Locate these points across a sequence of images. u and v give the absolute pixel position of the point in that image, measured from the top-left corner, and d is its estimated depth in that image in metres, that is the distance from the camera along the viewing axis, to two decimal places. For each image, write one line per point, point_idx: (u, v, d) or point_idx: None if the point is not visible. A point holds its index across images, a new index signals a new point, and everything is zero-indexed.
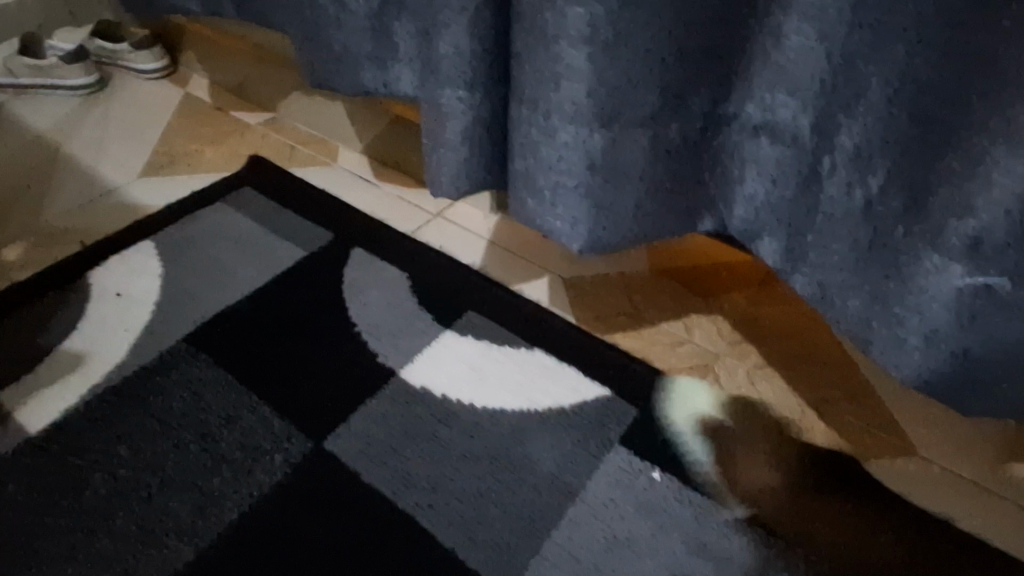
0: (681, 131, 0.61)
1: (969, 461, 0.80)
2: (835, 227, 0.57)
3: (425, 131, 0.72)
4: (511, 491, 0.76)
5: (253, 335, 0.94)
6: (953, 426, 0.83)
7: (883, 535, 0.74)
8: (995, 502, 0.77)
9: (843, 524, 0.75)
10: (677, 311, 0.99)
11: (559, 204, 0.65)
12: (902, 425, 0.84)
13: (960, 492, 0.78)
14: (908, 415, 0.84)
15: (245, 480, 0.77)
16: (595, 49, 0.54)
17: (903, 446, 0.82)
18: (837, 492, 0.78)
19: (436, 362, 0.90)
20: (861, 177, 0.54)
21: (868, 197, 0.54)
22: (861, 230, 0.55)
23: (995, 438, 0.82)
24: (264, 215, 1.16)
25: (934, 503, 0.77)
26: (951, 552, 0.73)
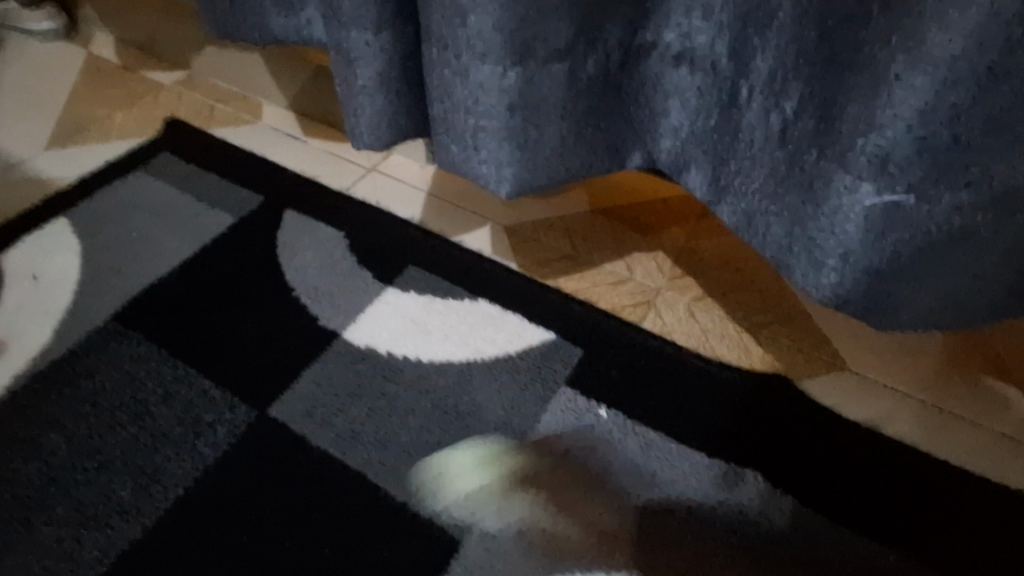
0: (600, 65, 0.59)
1: (897, 373, 0.84)
2: (755, 153, 0.58)
3: (339, 80, 0.68)
4: (461, 439, 0.77)
5: (185, 308, 0.90)
6: (882, 341, 0.87)
7: (818, 449, 0.78)
8: (921, 407, 0.82)
9: (781, 440, 0.79)
10: (618, 250, 0.99)
11: (481, 148, 0.63)
12: (834, 343, 0.87)
13: (889, 400, 0.82)
14: (841, 334, 0.88)
15: (189, 455, 0.75)
16: None
17: (836, 363, 0.86)
18: (775, 411, 0.81)
19: (379, 320, 0.89)
20: (776, 101, 0.54)
21: (784, 120, 0.54)
22: (779, 155, 0.56)
23: (922, 348, 0.86)
24: (187, 181, 1.10)
25: (865, 413, 0.81)
26: (879, 456, 0.78)
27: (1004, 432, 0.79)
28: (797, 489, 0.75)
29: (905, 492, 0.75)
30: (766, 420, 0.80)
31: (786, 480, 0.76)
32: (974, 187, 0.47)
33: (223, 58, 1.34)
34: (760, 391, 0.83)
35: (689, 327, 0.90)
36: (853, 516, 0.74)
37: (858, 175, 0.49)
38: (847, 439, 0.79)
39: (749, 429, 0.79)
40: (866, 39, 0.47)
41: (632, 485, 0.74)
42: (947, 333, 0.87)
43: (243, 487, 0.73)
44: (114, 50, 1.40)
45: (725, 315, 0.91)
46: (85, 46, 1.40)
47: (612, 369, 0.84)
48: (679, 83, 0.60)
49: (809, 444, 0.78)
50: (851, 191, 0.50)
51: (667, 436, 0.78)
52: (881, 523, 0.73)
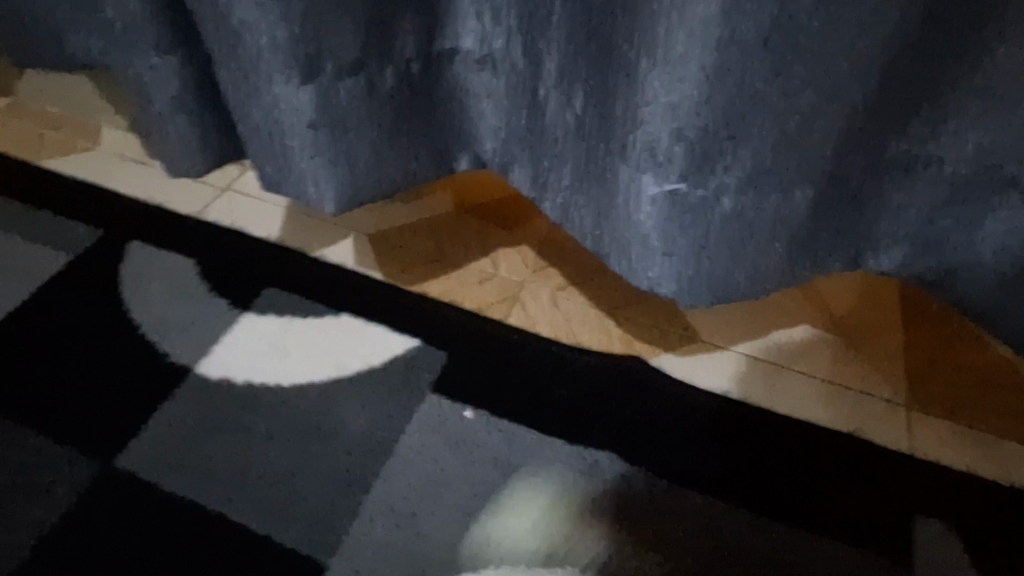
0: (399, 74, 0.59)
1: (765, 347, 0.90)
2: (561, 148, 0.60)
3: (140, 108, 0.65)
4: (326, 460, 0.75)
5: (16, 360, 0.83)
6: (751, 319, 0.92)
7: (684, 428, 0.82)
8: (776, 373, 0.87)
9: (649, 425, 0.82)
10: (483, 248, 1.00)
11: (294, 167, 0.62)
12: (699, 323, 0.92)
13: (748, 372, 0.87)
14: (707, 315, 0.93)
15: (23, 522, 0.70)
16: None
17: (709, 344, 0.90)
18: (653, 397, 0.84)
19: (235, 348, 0.85)
20: (568, 100, 0.56)
21: (578, 116, 0.57)
22: (579, 151, 0.58)
23: (787, 321, 0.92)
24: (15, 222, 1.01)
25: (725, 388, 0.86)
26: (755, 430, 0.82)
27: (849, 384, 0.86)
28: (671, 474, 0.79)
29: (764, 458, 0.80)
30: (632, 406, 0.84)
31: (656, 463, 0.79)
32: (736, 170, 0.51)
33: (50, 82, 1.24)
34: (637, 377, 0.86)
35: (554, 318, 0.92)
36: (734, 492, 0.78)
37: (638, 167, 0.53)
38: (707, 414, 0.83)
39: (616, 417, 0.83)
40: (624, 39, 0.51)
41: (501, 482, 0.76)
42: (807, 304, 0.94)
43: (88, 548, 0.68)
44: None
45: (588, 303, 0.94)
46: None
47: (481, 369, 0.85)
48: (484, 85, 0.61)
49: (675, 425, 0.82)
50: (636, 181, 0.53)
51: (539, 434, 0.80)
52: (759, 499, 0.77)
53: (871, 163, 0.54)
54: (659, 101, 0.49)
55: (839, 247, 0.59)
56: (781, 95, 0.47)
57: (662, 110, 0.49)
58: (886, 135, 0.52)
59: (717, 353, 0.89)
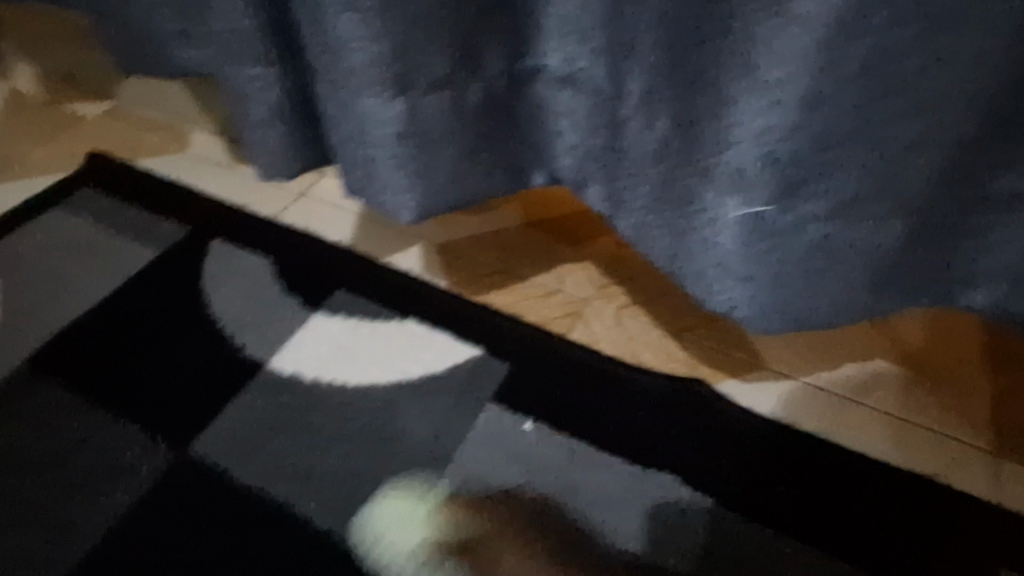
0: (484, 91, 0.60)
1: (835, 379, 0.86)
2: (640, 169, 0.59)
3: (235, 114, 0.68)
4: (385, 463, 0.77)
5: (104, 346, 0.88)
6: (821, 349, 0.89)
7: (746, 448, 0.80)
8: (849, 401, 0.84)
9: (711, 442, 0.81)
10: (548, 262, 1.01)
11: (376, 178, 0.64)
12: (765, 350, 0.89)
13: (818, 397, 0.84)
14: (774, 341, 0.90)
15: (107, 499, 0.74)
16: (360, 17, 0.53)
17: (776, 372, 0.87)
18: (715, 422, 0.82)
19: (306, 347, 0.88)
20: (649, 121, 0.56)
21: (660, 137, 0.57)
22: (658, 172, 0.58)
23: (860, 354, 0.88)
24: (108, 215, 1.08)
25: (794, 408, 0.84)
26: (824, 464, 0.79)
27: (930, 423, 0.82)
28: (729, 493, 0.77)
29: (835, 495, 0.77)
30: (694, 429, 0.82)
31: (714, 482, 0.78)
32: (824, 200, 0.51)
33: (148, 88, 1.34)
34: (700, 400, 0.84)
35: (615, 337, 0.91)
36: (800, 527, 0.75)
37: (722, 191, 0.54)
38: (773, 443, 0.80)
39: (676, 439, 0.81)
40: (717, 63, 0.51)
41: (557, 499, 0.76)
42: (885, 338, 0.89)
43: (161, 530, 0.72)
44: (37, 83, 1.38)
45: (651, 322, 0.93)
46: (6, 81, 1.39)
47: (541, 382, 0.85)
48: (564, 105, 0.61)
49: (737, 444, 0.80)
50: (719, 205, 0.55)
51: (599, 453, 0.79)
52: (826, 536, 0.74)
53: (971, 199, 0.51)
54: (749, 126, 0.50)
55: (929, 282, 0.56)
56: (878, 126, 0.47)
57: (752, 135, 0.50)
58: (989, 171, 0.50)
59: (784, 382, 0.86)
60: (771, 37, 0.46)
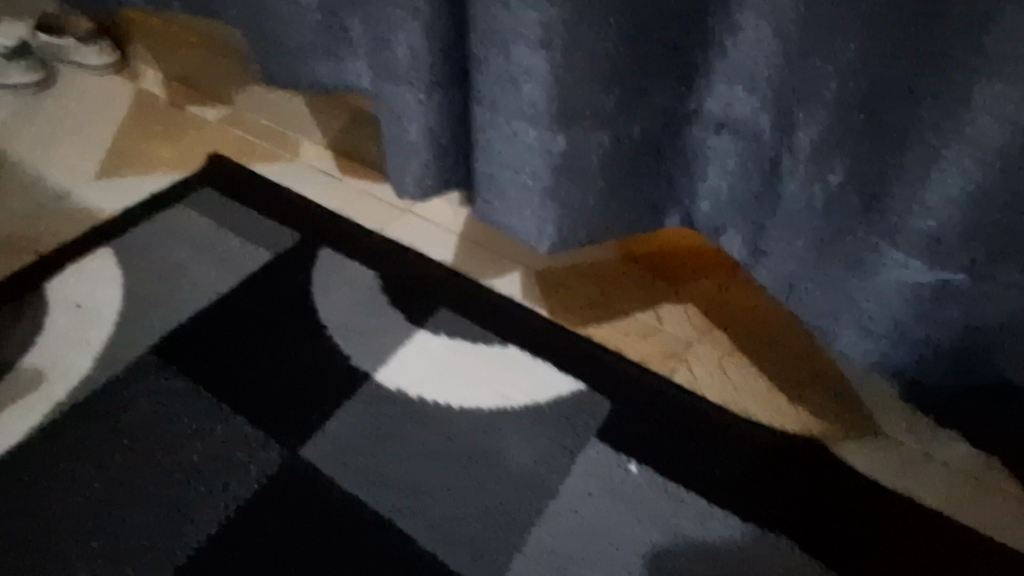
0: (645, 130, 0.60)
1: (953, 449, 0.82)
2: (798, 221, 0.58)
3: (387, 133, 0.70)
4: (488, 489, 0.77)
5: (223, 341, 0.91)
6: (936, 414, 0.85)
7: (796, 462, 0.81)
8: (931, 451, 0.82)
9: (764, 455, 0.81)
10: (648, 300, 1.00)
11: (524, 206, 0.65)
12: (877, 412, 0.85)
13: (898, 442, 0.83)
14: (885, 401, 0.86)
15: (220, 494, 0.75)
16: (550, 51, 0.54)
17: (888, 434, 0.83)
18: (828, 482, 0.79)
19: (410, 362, 0.89)
20: (820, 175, 0.55)
21: (826, 193, 0.55)
22: (824, 226, 0.56)
23: None
24: (226, 216, 1.13)
25: (872, 450, 0.82)
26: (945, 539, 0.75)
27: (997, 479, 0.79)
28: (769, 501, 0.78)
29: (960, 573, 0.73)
30: (805, 487, 0.79)
31: (760, 491, 0.78)
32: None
33: (263, 96, 1.40)
34: (810, 457, 0.81)
35: (720, 383, 0.89)
36: None
37: (909, 253, 0.52)
38: (890, 510, 0.77)
39: (788, 496, 0.78)
40: (920, 122, 0.49)
41: (664, 546, 0.74)
42: None
43: (271, 529, 0.73)
44: (161, 86, 1.45)
45: (756, 372, 0.90)
46: (134, 82, 1.47)
47: (643, 423, 0.84)
48: (720, 150, 0.61)
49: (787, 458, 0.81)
50: (902, 268, 0.53)
51: (705, 502, 0.77)
52: None
53: None
54: (959, 192, 0.49)
55: None
56: None
57: (962, 202, 0.49)
58: None
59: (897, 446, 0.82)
60: (1011, 100, 0.44)
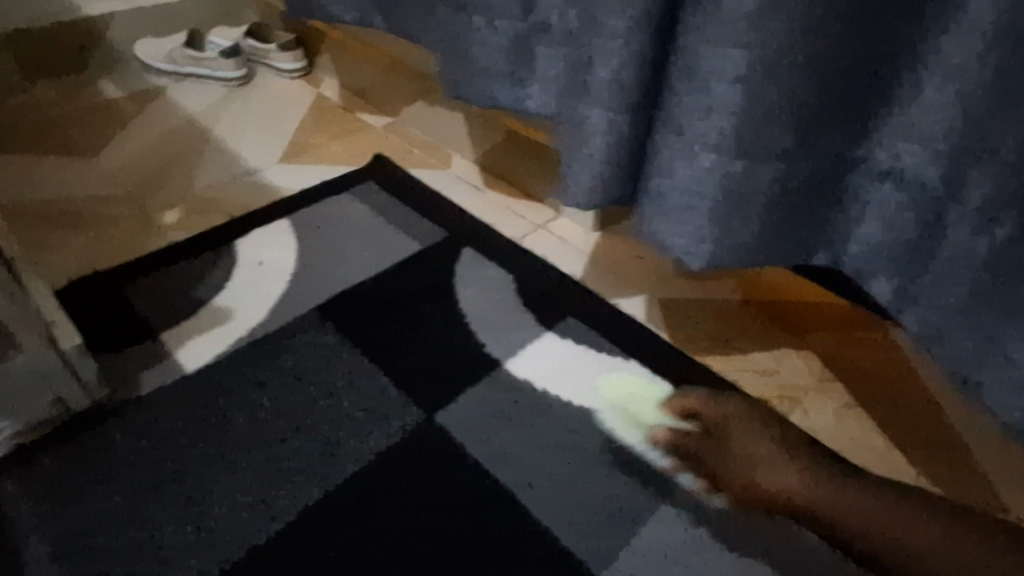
0: (814, 168, 0.66)
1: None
2: (956, 270, 0.62)
3: (569, 147, 0.80)
4: (601, 483, 0.82)
5: (378, 311, 1.03)
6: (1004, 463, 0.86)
7: (770, 424, 0.89)
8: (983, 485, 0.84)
9: (746, 418, 0.90)
10: (768, 341, 1.01)
11: (688, 221, 0.72)
12: (992, 480, 0.84)
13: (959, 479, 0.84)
14: (1001, 471, 0.85)
15: (366, 439, 0.84)
16: (745, 85, 0.62)
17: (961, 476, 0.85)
18: (834, 484, 0.83)
19: (539, 358, 0.97)
20: (986, 227, 0.59)
21: (992, 244, 0.59)
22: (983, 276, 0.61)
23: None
24: (384, 207, 1.26)
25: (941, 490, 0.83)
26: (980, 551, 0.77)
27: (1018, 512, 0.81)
28: (735, 457, 0.86)
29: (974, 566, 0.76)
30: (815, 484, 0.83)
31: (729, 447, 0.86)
32: None
33: (419, 110, 1.52)
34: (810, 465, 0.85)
35: (837, 432, 0.90)
36: None
37: None
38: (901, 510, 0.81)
39: (801, 492, 0.82)
40: None
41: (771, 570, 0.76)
42: None
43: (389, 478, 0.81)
44: (339, 94, 1.67)
45: (876, 429, 0.90)
46: (317, 89, 1.69)
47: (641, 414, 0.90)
48: (881, 198, 0.66)
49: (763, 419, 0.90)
50: None
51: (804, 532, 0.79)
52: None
53: None
54: None
55: None
56: None
57: None
58: None
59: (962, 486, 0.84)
60: None
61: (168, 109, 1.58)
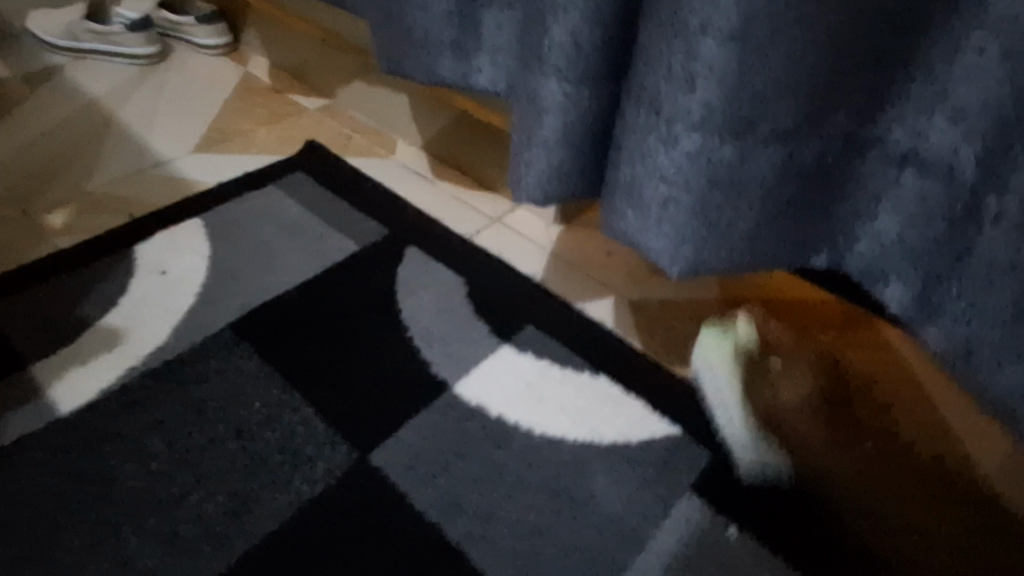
0: (817, 153, 0.55)
1: None
2: (972, 284, 0.53)
3: (518, 130, 0.67)
4: (570, 531, 0.69)
5: (306, 328, 0.88)
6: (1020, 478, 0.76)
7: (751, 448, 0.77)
8: (986, 515, 0.73)
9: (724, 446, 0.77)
10: (752, 346, 0.89)
11: (665, 220, 0.58)
12: (1001, 498, 0.75)
13: (965, 499, 0.75)
14: (1005, 485, 0.76)
15: (281, 490, 0.71)
16: (743, 48, 0.49)
17: (966, 499, 0.75)
18: None
19: (493, 377, 0.83)
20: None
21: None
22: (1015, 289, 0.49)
23: None
24: (316, 202, 1.09)
25: (954, 524, 0.73)
26: None
27: None
28: None
29: None
30: None
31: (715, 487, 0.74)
32: None
33: (365, 91, 1.35)
34: None
35: (848, 461, 0.77)
36: None
37: None
38: None
39: None
40: None
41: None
42: None
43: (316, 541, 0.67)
44: (268, 71, 1.45)
45: (880, 446, 0.79)
46: (243, 65, 1.47)
47: None
48: (899, 188, 0.55)
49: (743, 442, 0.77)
50: None
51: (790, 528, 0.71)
52: None
53: None
54: None
55: None
56: None
57: None
58: None
59: (968, 505, 0.74)
60: None
61: (66, 92, 1.37)
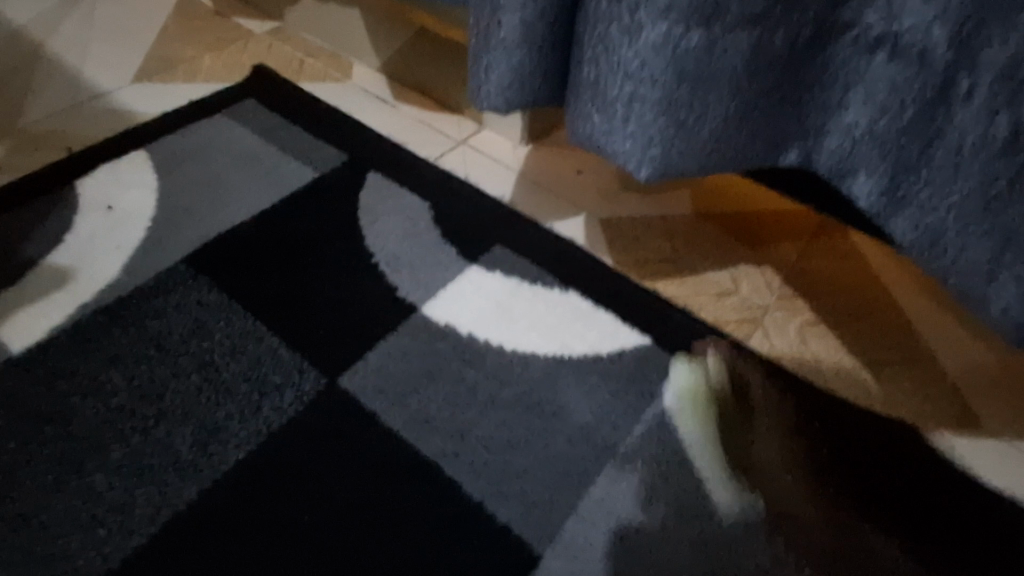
0: (787, 40, 0.53)
1: (989, 403, 0.76)
2: (941, 170, 0.52)
3: (475, 31, 0.63)
4: (542, 444, 0.70)
5: (266, 258, 0.85)
6: (976, 372, 0.79)
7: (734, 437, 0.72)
8: (938, 404, 0.76)
9: (709, 440, 0.71)
10: (722, 258, 0.89)
11: (631, 119, 0.56)
12: (958, 389, 0.77)
13: (922, 389, 0.77)
14: (963, 377, 0.78)
15: (251, 419, 0.69)
16: None
17: (924, 390, 0.77)
18: None
19: (462, 300, 0.82)
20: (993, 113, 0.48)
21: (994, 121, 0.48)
22: (979, 169, 0.49)
23: (1007, 379, 0.78)
24: (269, 129, 1.03)
25: (908, 411, 0.75)
26: (917, 472, 0.70)
27: (983, 432, 0.73)
28: None
29: None
30: None
31: (718, 493, 0.68)
32: None
33: None
34: None
35: (810, 360, 0.79)
36: None
37: None
38: None
39: None
40: None
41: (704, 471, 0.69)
42: (1008, 357, 0.80)
43: (299, 562, 0.61)
44: None
45: (844, 346, 0.81)
46: None
47: None
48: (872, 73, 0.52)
49: (727, 446, 0.71)
50: None
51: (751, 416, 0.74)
52: None
53: None
54: None
55: None
56: None
57: None
58: None
59: (924, 393, 0.77)
60: None
61: None
